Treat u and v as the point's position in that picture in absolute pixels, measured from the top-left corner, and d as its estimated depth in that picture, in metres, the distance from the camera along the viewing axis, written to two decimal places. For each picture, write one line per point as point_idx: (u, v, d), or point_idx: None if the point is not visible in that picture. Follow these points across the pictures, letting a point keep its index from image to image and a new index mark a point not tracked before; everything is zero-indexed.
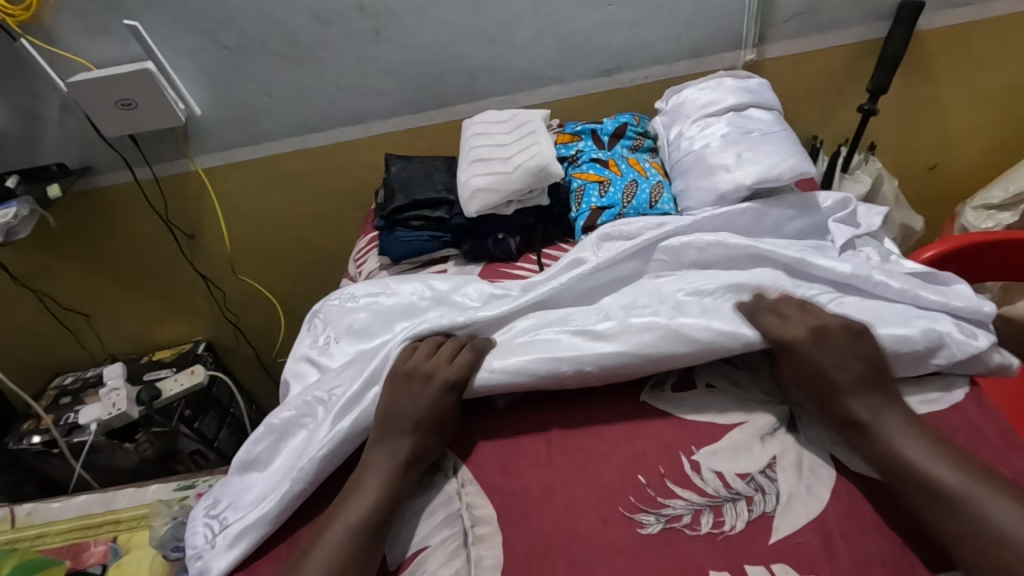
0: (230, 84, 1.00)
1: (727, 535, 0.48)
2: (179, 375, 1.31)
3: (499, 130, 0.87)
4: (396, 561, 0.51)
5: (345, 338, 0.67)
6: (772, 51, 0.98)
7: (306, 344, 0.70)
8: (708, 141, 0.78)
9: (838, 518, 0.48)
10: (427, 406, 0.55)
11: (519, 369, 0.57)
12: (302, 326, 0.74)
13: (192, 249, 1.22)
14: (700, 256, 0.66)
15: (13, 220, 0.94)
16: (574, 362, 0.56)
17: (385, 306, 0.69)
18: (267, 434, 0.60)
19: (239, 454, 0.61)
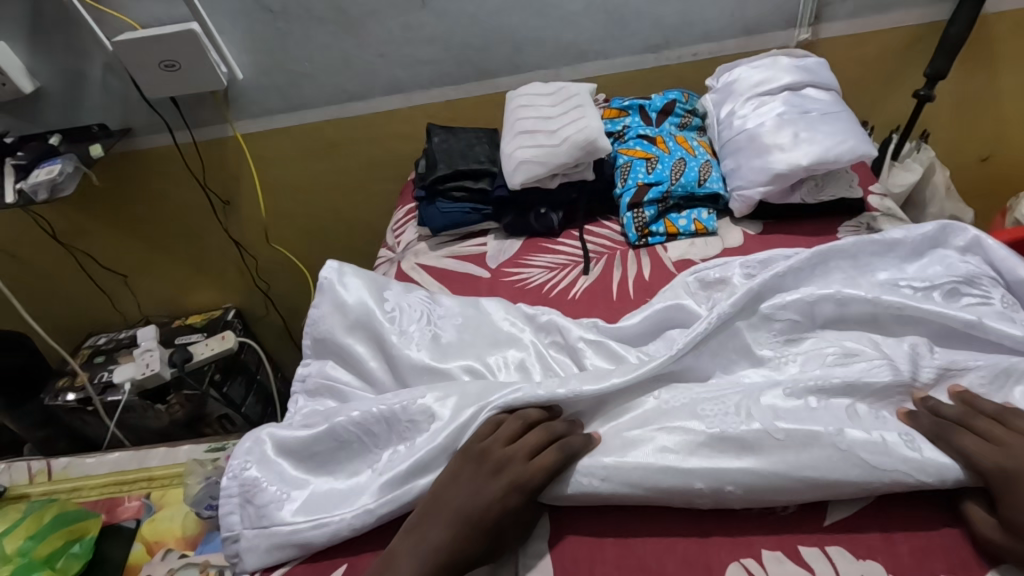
0: (272, 49, 0.99)
1: (778, 515, 0.48)
2: (209, 340, 1.30)
3: (546, 103, 0.85)
4: None
5: (426, 352, 0.63)
6: (828, 30, 0.95)
7: (376, 345, 0.65)
8: (763, 119, 0.76)
9: (894, 506, 0.47)
10: (489, 500, 0.47)
11: (640, 477, 0.48)
12: (372, 307, 0.67)
13: (227, 215, 1.23)
14: (837, 312, 0.58)
15: (58, 176, 0.95)
16: (713, 480, 0.47)
17: (477, 328, 0.65)
18: (328, 437, 0.57)
19: (287, 438, 0.58)
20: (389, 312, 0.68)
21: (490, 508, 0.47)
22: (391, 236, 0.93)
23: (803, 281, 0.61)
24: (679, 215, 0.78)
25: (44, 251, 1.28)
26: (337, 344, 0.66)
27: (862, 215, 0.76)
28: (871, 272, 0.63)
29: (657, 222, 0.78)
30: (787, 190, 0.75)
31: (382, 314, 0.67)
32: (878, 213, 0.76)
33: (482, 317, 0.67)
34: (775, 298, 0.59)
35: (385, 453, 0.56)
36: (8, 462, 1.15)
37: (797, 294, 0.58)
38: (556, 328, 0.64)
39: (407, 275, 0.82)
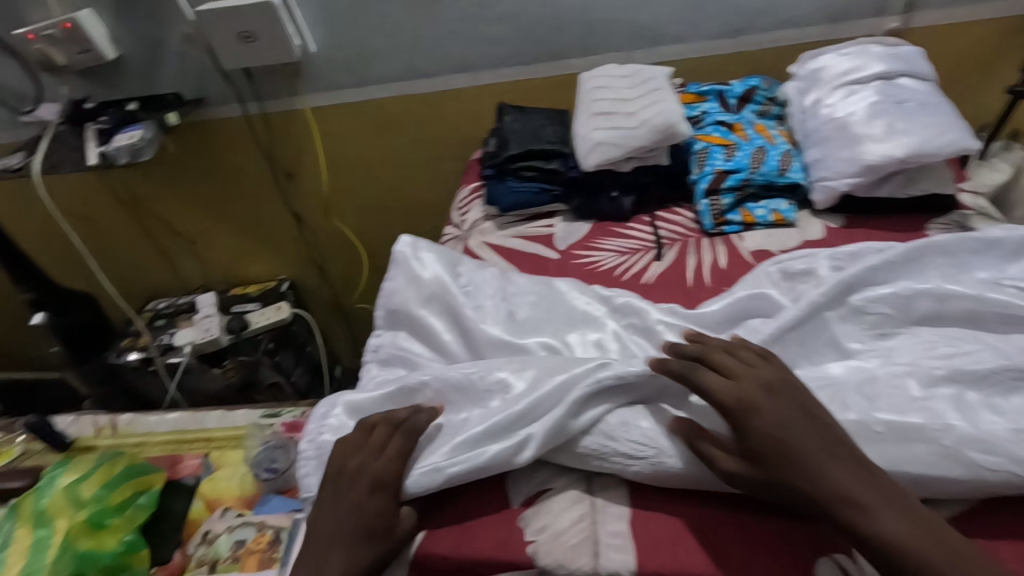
0: (346, 23, 1.00)
1: None
2: (265, 309, 1.35)
3: (622, 85, 0.83)
4: (520, 499, 0.52)
5: (502, 327, 0.63)
6: (920, 19, 0.91)
7: (451, 319, 0.66)
8: (853, 109, 0.73)
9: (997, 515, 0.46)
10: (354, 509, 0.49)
11: None
12: (449, 282, 0.68)
13: (289, 187, 1.25)
14: (935, 308, 0.56)
15: (139, 142, 0.97)
16: None
17: (551, 304, 0.65)
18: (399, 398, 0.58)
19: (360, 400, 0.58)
20: (465, 286, 0.68)
21: (370, 515, 0.48)
22: (456, 215, 0.93)
23: (898, 272, 0.59)
24: (757, 204, 0.76)
25: (114, 215, 1.32)
26: (409, 316, 0.67)
27: (953, 212, 0.73)
28: (971, 271, 0.60)
29: (734, 211, 0.76)
30: (875, 184, 0.72)
31: (458, 288, 0.67)
32: (971, 212, 0.72)
33: (556, 296, 0.66)
34: (865, 292, 0.58)
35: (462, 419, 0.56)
36: (75, 415, 1.21)
37: (892, 288, 0.57)
38: (633, 310, 0.63)
39: (474, 253, 0.82)
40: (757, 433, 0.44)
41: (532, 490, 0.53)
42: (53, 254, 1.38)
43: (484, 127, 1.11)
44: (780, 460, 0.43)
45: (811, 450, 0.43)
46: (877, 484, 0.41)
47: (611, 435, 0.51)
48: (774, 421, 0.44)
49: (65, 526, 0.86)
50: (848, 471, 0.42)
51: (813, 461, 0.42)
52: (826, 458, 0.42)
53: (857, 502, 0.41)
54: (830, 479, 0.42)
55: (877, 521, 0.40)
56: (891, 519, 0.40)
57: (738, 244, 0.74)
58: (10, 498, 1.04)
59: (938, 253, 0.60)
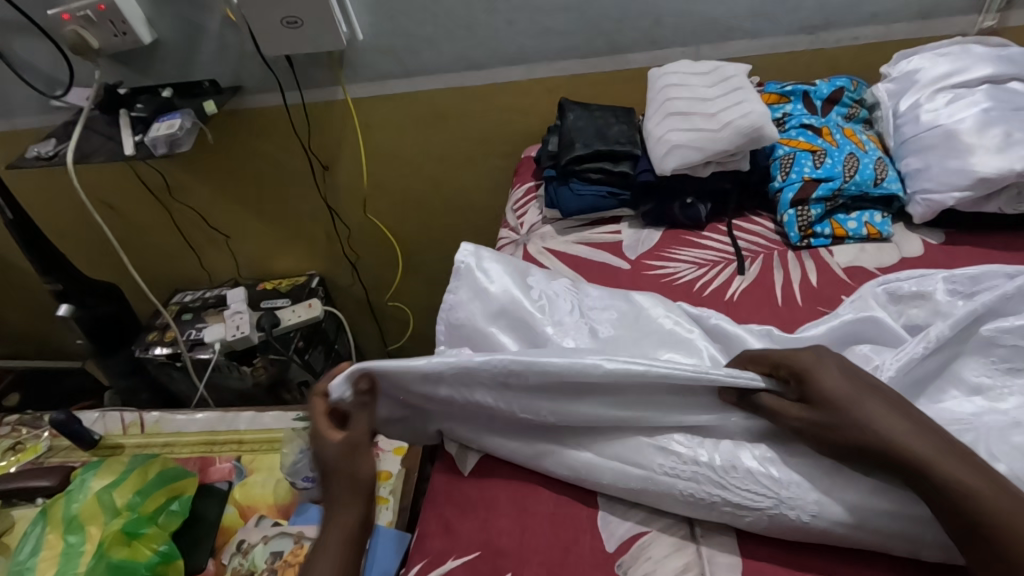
0: (396, 11, 0.95)
1: None
2: (296, 306, 1.31)
3: (700, 83, 0.78)
4: (614, 543, 0.48)
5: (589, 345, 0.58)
6: (1017, 18, 0.84)
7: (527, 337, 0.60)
8: (961, 115, 0.67)
9: None
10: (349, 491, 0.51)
11: (860, 518, 0.43)
12: (526, 299, 0.62)
13: (325, 181, 1.20)
14: None
15: (177, 132, 0.92)
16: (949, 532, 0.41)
17: (637, 321, 0.60)
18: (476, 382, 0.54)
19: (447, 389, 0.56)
20: (542, 300, 0.62)
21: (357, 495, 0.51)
22: (511, 217, 0.88)
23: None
24: (848, 217, 0.71)
25: (145, 205, 1.28)
26: (477, 335, 0.60)
27: None
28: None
29: (822, 223, 0.71)
30: (983, 198, 0.66)
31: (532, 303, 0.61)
32: None
33: (638, 311, 0.61)
34: (996, 321, 0.52)
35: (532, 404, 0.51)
36: (103, 411, 1.17)
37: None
38: (726, 332, 0.58)
39: (536, 260, 0.77)
40: (816, 389, 0.44)
41: (628, 532, 0.48)
42: (81, 244, 1.34)
43: (534, 123, 1.05)
44: (845, 409, 0.42)
45: (873, 401, 0.42)
46: (938, 436, 0.40)
47: (721, 483, 0.46)
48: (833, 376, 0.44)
49: (98, 535, 0.83)
50: (912, 425, 0.41)
51: (859, 412, 0.42)
52: (887, 408, 0.42)
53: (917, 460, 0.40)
54: (884, 430, 0.41)
55: (937, 465, 0.39)
56: (955, 466, 0.39)
57: (827, 258, 0.69)
58: (38, 497, 1.00)
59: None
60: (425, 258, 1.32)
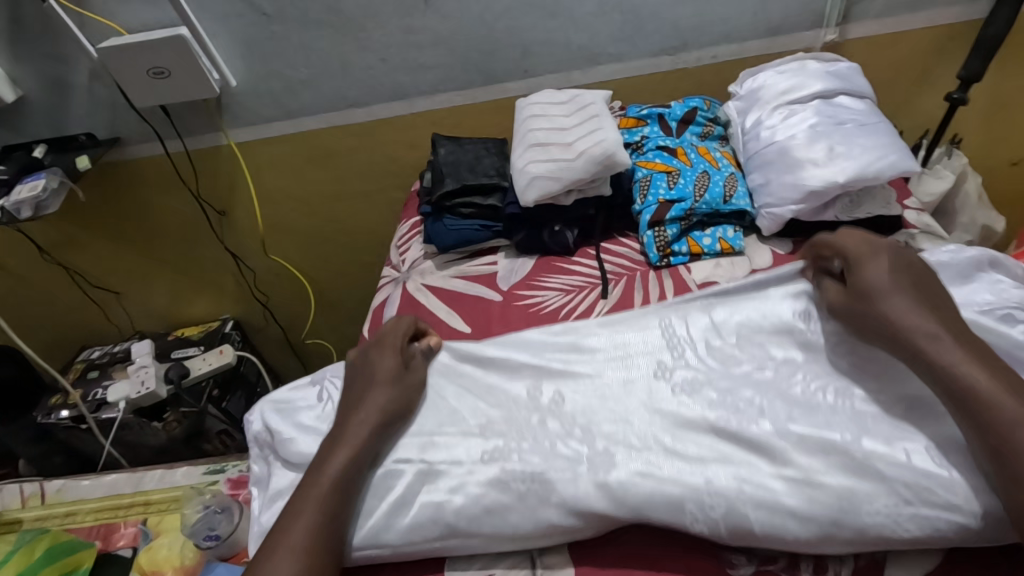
0: (268, 54, 0.94)
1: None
2: (207, 354, 1.26)
3: (558, 113, 0.80)
4: None
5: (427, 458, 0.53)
6: (856, 30, 0.89)
7: None
8: (794, 131, 0.71)
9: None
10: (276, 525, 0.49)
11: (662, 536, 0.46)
12: None
13: (222, 225, 1.18)
14: None
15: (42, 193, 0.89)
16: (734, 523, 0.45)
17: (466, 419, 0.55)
18: None
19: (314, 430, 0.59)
20: None
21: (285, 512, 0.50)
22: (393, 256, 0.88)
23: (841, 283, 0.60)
24: (703, 233, 0.73)
25: (22, 258, 1.21)
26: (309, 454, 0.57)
27: (899, 231, 0.71)
28: None
29: (680, 240, 0.73)
30: (820, 208, 0.70)
31: None
32: (917, 231, 0.71)
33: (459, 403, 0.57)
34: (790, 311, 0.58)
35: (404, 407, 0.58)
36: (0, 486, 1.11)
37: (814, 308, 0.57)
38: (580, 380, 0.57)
39: (414, 300, 0.77)
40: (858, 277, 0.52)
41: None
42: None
43: (423, 155, 1.06)
44: (873, 294, 0.51)
45: (898, 282, 0.51)
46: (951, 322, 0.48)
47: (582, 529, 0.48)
48: (878, 270, 0.52)
49: None
50: (925, 308, 0.49)
51: (892, 299, 0.50)
52: (905, 293, 0.50)
53: (883, 281, 0.51)
54: (899, 309, 0.49)
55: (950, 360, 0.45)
56: (953, 350, 0.46)
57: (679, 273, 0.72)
58: None
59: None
60: (339, 294, 1.31)
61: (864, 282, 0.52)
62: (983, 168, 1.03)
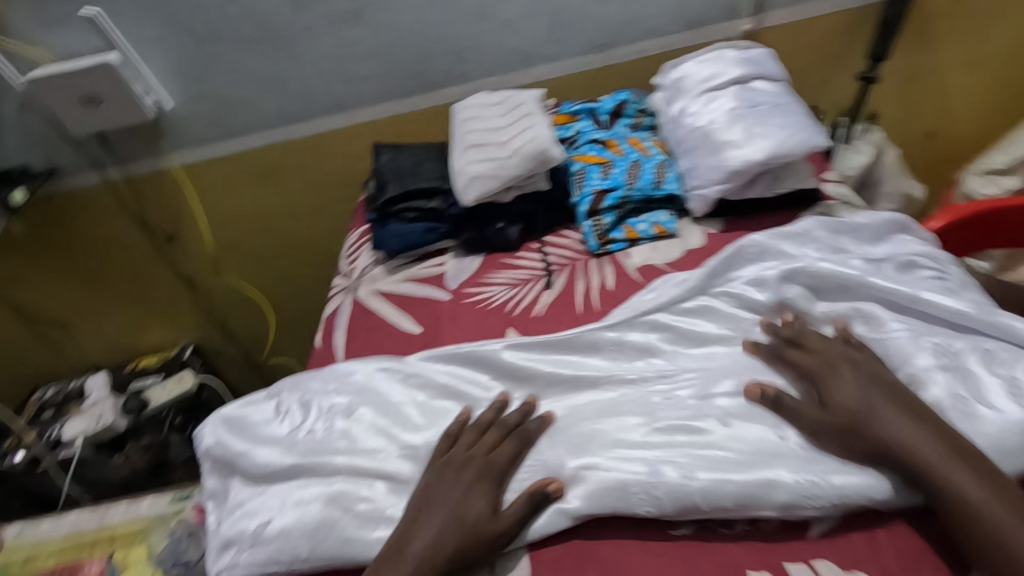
0: (203, 75, 0.94)
1: (762, 532, 0.47)
2: (166, 383, 1.24)
3: (493, 114, 0.83)
4: None
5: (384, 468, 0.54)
6: (771, 19, 0.94)
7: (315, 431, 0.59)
8: (714, 116, 0.74)
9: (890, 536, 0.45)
10: None
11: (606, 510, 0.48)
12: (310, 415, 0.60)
13: (171, 250, 1.16)
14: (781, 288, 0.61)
15: None
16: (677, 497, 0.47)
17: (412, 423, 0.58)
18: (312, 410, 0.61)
19: (269, 440, 0.59)
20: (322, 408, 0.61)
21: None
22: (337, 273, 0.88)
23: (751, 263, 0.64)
24: (639, 219, 0.76)
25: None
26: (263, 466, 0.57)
27: (815, 205, 0.75)
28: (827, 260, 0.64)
29: (617, 228, 0.76)
30: (744, 187, 0.73)
31: (327, 419, 0.59)
32: (835, 202, 0.75)
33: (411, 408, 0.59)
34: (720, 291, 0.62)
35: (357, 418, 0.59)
36: None
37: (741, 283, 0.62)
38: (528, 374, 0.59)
39: (365, 307, 0.77)
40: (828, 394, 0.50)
41: None
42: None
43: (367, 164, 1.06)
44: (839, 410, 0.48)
45: (860, 388, 0.49)
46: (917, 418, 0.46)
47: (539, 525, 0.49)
48: (843, 378, 0.50)
49: None
50: (889, 405, 0.47)
51: (855, 407, 0.48)
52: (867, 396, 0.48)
53: (847, 390, 0.49)
54: (860, 409, 0.48)
55: (922, 457, 0.44)
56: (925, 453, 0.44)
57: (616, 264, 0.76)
58: None
59: (790, 240, 0.65)
60: (298, 311, 1.31)
61: (832, 395, 0.49)
62: (905, 140, 1.10)
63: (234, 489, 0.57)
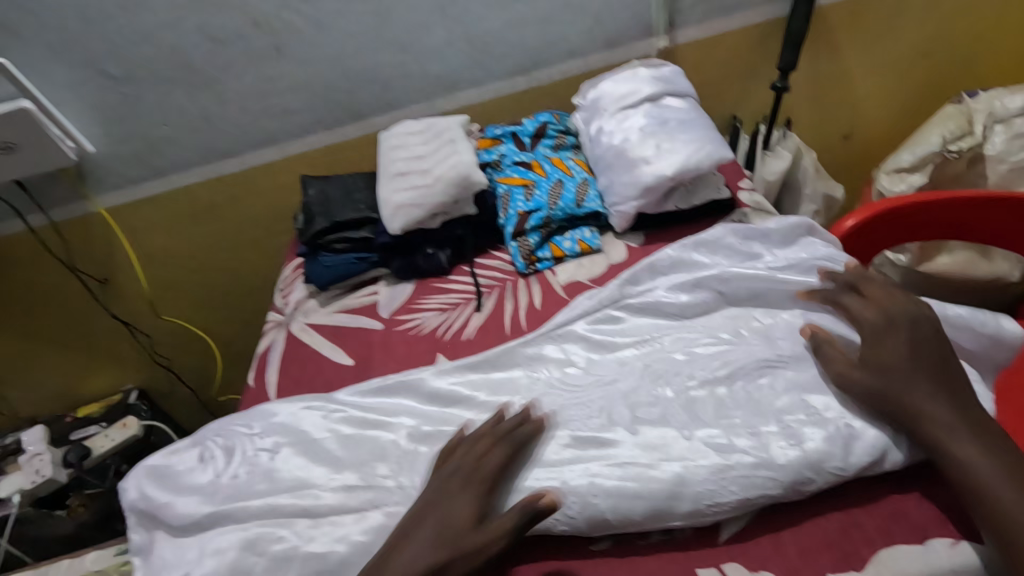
0: (125, 116, 0.93)
1: (684, 542, 0.49)
2: (109, 430, 1.19)
3: (416, 142, 0.84)
4: None
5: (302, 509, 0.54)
6: (683, 36, 0.99)
7: (236, 470, 0.58)
8: (628, 134, 0.77)
9: (793, 538, 0.47)
10: None
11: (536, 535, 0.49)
12: (231, 454, 0.60)
13: (106, 294, 1.14)
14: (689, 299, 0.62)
15: None
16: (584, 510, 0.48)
17: (333, 454, 0.58)
18: (233, 450, 0.60)
19: (190, 485, 0.59)
20: (242, 446, 0.60)
21: None
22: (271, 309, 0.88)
23: (662, 275, 0.66)
24: (564, 237, 0.78)
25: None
26: (180, 509, 0.56)
27: (734, 212, 0.78)
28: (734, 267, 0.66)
29: (543, 248, 0.78)
30: (661, 200, 0.76)
31: (248, 459, 0.59)
32: (749, 209, 0.78)
33: (327, 442, 0.59)
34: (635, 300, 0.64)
35: (279, 458, 0.58)
36: None
37: (653, 293, 0.63)
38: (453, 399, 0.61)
39: (298, 341, 0.77)
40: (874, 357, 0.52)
41: None
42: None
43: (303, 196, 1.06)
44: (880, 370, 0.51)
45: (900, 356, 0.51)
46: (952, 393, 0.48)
47: None
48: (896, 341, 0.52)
49: None
50: (927, 376, 0.49)
51: (902, 367, 0.50)
52: (907, 364, 0.50)
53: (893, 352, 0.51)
54: (902, 370, 0.50)
55: (952, 435, 0.47)
56: (945, 417, 0.47)
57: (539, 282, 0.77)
58: None
59: (702, 249, 0.66)
60: (245, 344, 1.29)
61: (884, 356, 0.51)
62: (817, 145, 1.16)
63: (158, 543, 0.56)
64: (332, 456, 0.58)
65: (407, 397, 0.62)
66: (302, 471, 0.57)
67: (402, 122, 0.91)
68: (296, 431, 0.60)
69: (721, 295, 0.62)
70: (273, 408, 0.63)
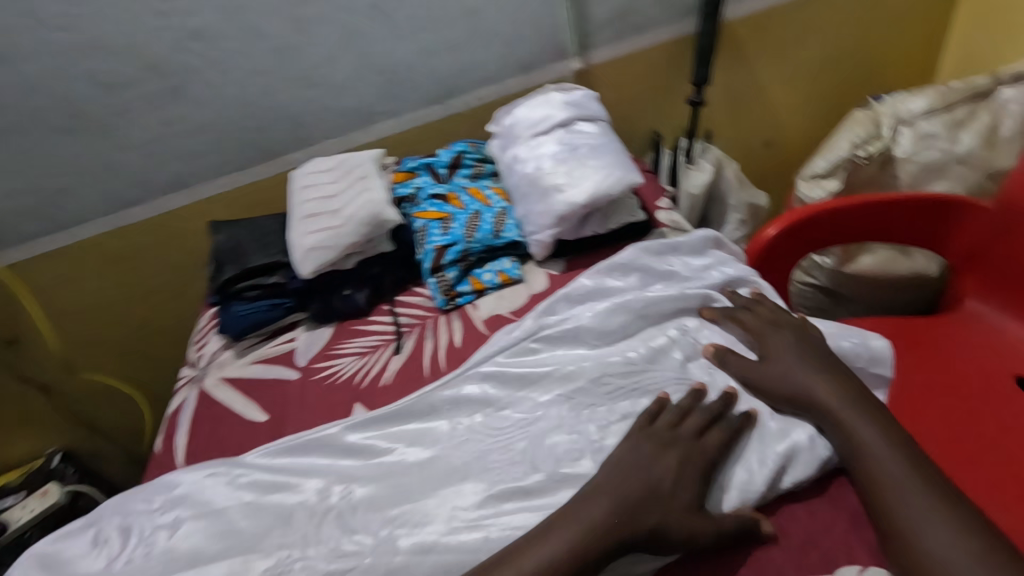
0: (16, 171, 0.88)
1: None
2: (28, 500, 1.07)
3: (328, 178, 0.82)
4: None
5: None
6: (598, 55, 1.01)
7: (134, 551, 0.54)
8: (541, 161, 0.77)
9: (708, 570, 0.47)
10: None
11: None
12: (131, 531, 0.56)
13: (12, 357, 1.06)
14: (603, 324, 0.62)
15: None
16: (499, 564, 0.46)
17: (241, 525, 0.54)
18: (134, 527, 0.56)
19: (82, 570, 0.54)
20: (144, 521, 0.57)
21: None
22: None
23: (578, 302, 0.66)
24: (483, 269, 0.77)
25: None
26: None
27: (652, 233, 0.79)
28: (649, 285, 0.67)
29: (463, 282, 0.76)
30: (579, 225, 0.75)
31: (149, 536, 0.55)
32: (667, 229, 0.79)
33: (235, 508, 0.55)
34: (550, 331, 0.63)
35: (182, 531, 0.54)
36: None
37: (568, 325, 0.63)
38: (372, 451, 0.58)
39: (209, 397, 0.73)
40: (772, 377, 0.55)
41: None
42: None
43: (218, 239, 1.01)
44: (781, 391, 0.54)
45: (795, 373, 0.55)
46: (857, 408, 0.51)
47: None
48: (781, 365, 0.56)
49: None
50: (824, 387, 0.53)
51: (794, 374, 0.55)
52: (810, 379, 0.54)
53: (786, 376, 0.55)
54: (800, 380, 0.54)
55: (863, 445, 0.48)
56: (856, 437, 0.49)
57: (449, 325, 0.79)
58: None
59: (613, 273, 0.67)
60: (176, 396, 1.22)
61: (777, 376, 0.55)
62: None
63: None
64: (239, 525, 0.54)
65: (322, 453, 0.59)
66: (202, 548, 0.53)
67: (313, 159, 0.88)
68: (201, 499, 0.57)
69: (639, 318, 0.62)
70: (177, 477, 0.59)
